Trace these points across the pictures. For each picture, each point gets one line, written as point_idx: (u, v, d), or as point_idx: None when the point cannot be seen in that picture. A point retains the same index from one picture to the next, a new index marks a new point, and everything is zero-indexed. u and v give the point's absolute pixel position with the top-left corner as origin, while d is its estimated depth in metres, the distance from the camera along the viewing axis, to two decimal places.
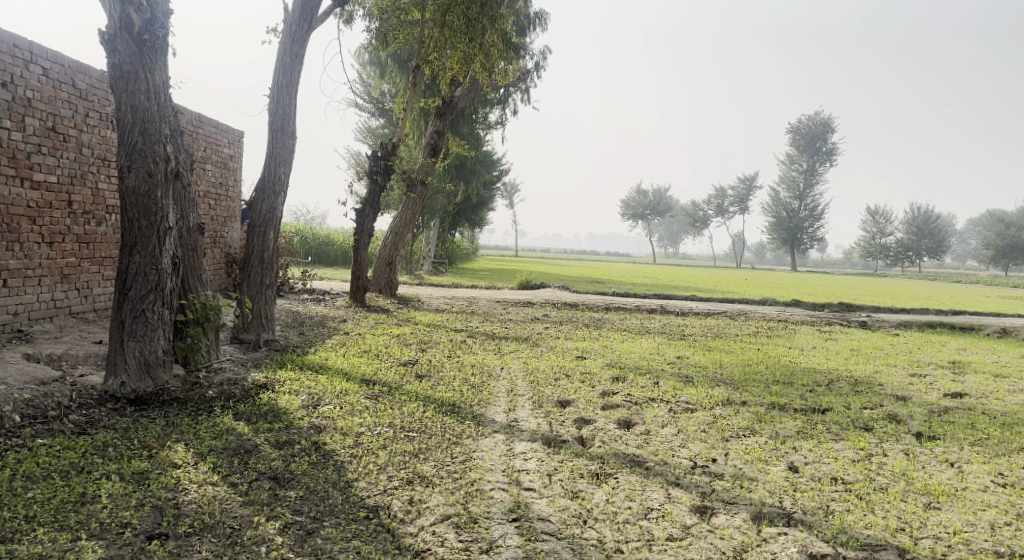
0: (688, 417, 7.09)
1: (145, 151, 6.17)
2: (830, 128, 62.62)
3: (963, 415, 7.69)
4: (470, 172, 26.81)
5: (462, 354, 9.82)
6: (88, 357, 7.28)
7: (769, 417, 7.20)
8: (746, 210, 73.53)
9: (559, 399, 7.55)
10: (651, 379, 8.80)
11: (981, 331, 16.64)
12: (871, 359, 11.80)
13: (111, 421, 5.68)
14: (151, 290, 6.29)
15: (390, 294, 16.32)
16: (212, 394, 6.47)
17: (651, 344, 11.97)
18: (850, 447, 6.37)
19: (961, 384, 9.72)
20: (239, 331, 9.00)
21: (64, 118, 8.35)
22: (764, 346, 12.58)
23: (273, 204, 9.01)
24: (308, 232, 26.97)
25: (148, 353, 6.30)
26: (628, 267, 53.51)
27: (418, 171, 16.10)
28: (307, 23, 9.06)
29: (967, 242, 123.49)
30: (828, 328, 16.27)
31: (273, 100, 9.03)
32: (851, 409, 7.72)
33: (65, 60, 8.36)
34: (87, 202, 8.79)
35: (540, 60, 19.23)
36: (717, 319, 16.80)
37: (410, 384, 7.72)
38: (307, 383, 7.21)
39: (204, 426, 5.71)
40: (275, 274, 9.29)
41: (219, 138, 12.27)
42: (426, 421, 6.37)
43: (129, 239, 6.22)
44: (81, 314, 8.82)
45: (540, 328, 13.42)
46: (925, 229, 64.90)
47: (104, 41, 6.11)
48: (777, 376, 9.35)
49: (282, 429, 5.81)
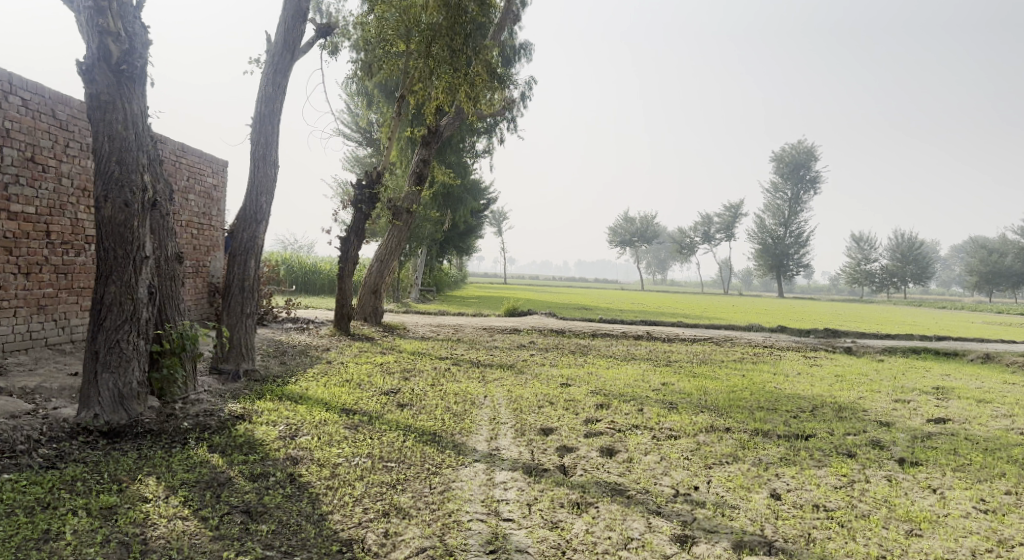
0: (672, 444, 7.06)
1: (122, 181, 6.15)
2: (814, 156, 63.65)
3: (946, 440, 7.70)
4: (456, 201, 26.93)
5: (446, 382, 9.72)
6: (62, 390, 7.14)
7: (753, 443, 7.17)
8: (732, 237, 74.14)
9: (541, 427, 7.49)
10: (635, 405, 8.75)
11: (965, 357, 16.73)
12: (856, 384, 11.81)
13: (81, 455, 5.56)
14: (127, 320, 6.22)
15: (375, 322, 16.23)
16: (187, 425, 6.36)
17: (636, 370, 11.94)
18: (832, 473, 6.34)
19: (944, 409, 9.74)
20: (218, 361, 8.87)
21: (43, 149, 8.32)
22: (750, 372, 12.58)
23: (254, 233, 8.97)
24: (294, 261, 26.89)
25: (122, 385, 6.20)
26: (613, 294, 53.77)
27: (404, 200, 16.13)
28: (289, 53, 9.14)
29: (950, 269, 124.92)
30: (813, 353, 16.33)
31: (255, 130, 9.03)
32: (834, 435, 7.71)
33: (45, 91, 8.35)
34: (65, 232, 8.72)
35: (524, 90, 19.58)
36: (703, 345, 16.79)
37: (391, 413, 7.61)
38: (286, 414, 7.10)
39: (177, 459, 5.60)
40: (255, 303, 9.22)
41: (202, 167, 12.28)
42: (406, 451, 6.27)
43: (104, 269, 6.16)
44: (58, 345, 8.68)
45: (526, 355, 13.36)
46: (909, 256, 65.70)
47: (82, 71, 6.12)
48: (761, 403, 9.33)
49: (257, 461, 5.70)
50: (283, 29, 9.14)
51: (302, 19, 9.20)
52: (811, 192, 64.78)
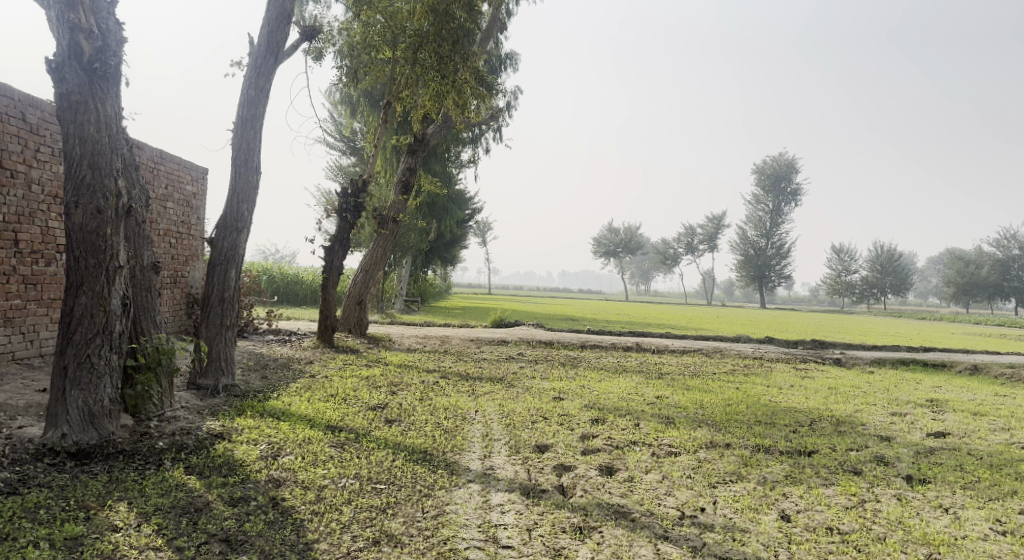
0: (673, 461, 6.79)
1: (94, 186, 5.78)
2: (795, 168, 64.32)
3: (950, 456, 7.52)
4: (442, 210, 26.67)
5: (434, 396, 9.36)
6: (29, 408, 6.69)
7: (756, 460, 6.92)
8: (715, 247, 74.43)
9: (536, 444, 7.18)
10: (631, 420, 8.47)
11: (953, 368, 16.69)
12: (850, 397, 11.63)
13: (46, 479, 5.15)
14: (98, 333, 5.83)
15: (360, 334, 15.83)
16: (162, 445, 5.96)
17: (629, 383, 11.65)
18: (841, 492, 6.10)
19: (943, 423, 9.56)
20: (197, 376, 8.47)
21: (11, 153, 7.92)
22: (743, 384, 12.36)
23: (236, 241, 8.62)
24: (275, 272, 26.43)
25: (92, 403, 5.79)
26: (596, 305, 53.63)
27: (390, 209, 15.79)
28: (273, 56, 8.83)
29: (928, 280, 126.66)
30: (803, 365, 16.21)
31: (237, 136, 8.68)
32: (837, 451, 7.48)
33: (13, 92, 7.95)
34: (35, 241, 8.29)
35: (511, 99, 19.38)
36: (693, 357, 16.58)
37: (379, 430, 7.27)
38: (267, 432, 6.73)
39: (151, 482, 5.22)
40: (236, 315, 8.87)
41: (181, 174, 11.88)
42: (395, 471, 5.93)
43: (74, 279, 5.77)
44: (26, 360, 8.22)
45: (515, 367, 13.06)
46: (888, 268, 66.36)
47: (51, 70, 5.77)
48: (758, 417, 9.10)
49: (237, 484, 5.35)
50: (267, 32, 8.84)
51: (287, 22, 8.92)
52: (792, 204, 65.30)
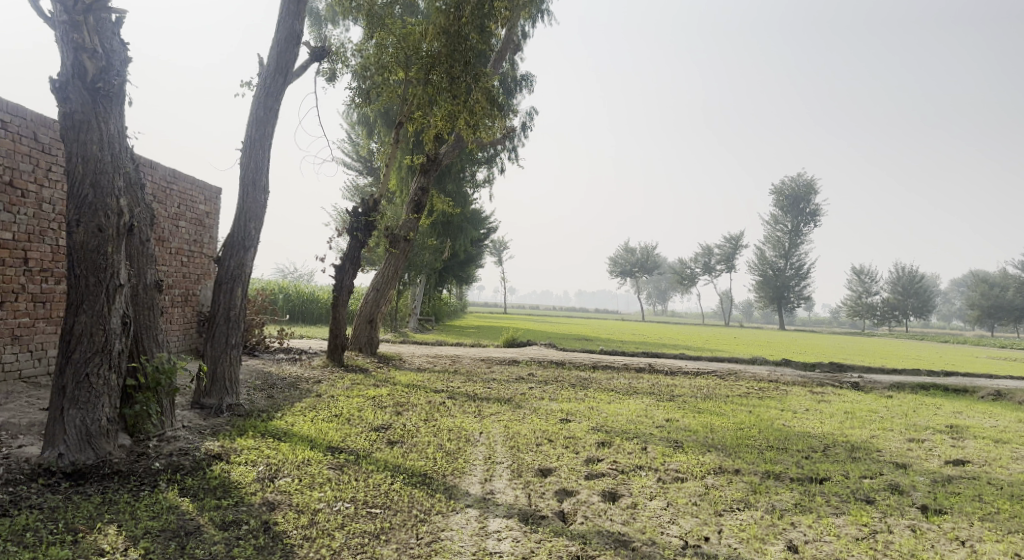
0: (679, 487, 6.61)
1: (95, 204, 5.80)
2: (814, 189, 63.78)
3: (969, 485, 7.26)
4: (456, 229, 26.72)
5: (439, 417, 9.25)
6: (31, 427, 6.68)
7: (765, 487, 6.72)
8: (732, 268, 73.79)
9: (539, 467, 7.04)
10: (639, 444, 8.30)
11: (976, 394, 16.25)
12: (867, 422, 11.32)
13: (39, 500, 5.11)
14: (98, 352, 5.82)
15: (370, 353, 15.80)
16: (158, 465, 5.92)
17: (639, 406, 11.45)
18: (852, 522, 5.89)
19: (962, 450, 9.26)
20: (201, 395, 8.45)
21: (23, 173, 8.01)
22: (757, 408, 12.08)
23: (242, 260, 8.64)
24: (291, 290, 26.55)
25: (90, 423, 5.76)
26: (611, 325, 53.27)
27: (402, 228, 15.80)
28: (282, 76, 8.89)
29: (951, 303, 124.48)
30: (820, 388, 15.87)
31: (246, 155, 8.73)
32: (849, 478, 7.26)
33: (26, 112, 8.07)
34: (44, 259, 8.36)
35: (525, 120, 19.44)
36: (707, 379, 16.29)
37: (380, 452, 7.17)
38: (267, 452, 6.66)
39: (143, 504, 5.16)
40: (241, 333, 8.86)
41: (194, 194, 12.00)
42: (392, 495, 5.83)
43: (75, 298, 5.78)
44: (32, 378, 8.24)
45: (524, 388, 12.90)
46: (910, 289, 65.33)
47: (55, 89, 5.84)
48: (771, 441, 8.88)
49: (230, 507, 5.27)
50: (276, 52, 8.93)
51: (295, 42, 8.99)
52: (811, 225, 64.66)
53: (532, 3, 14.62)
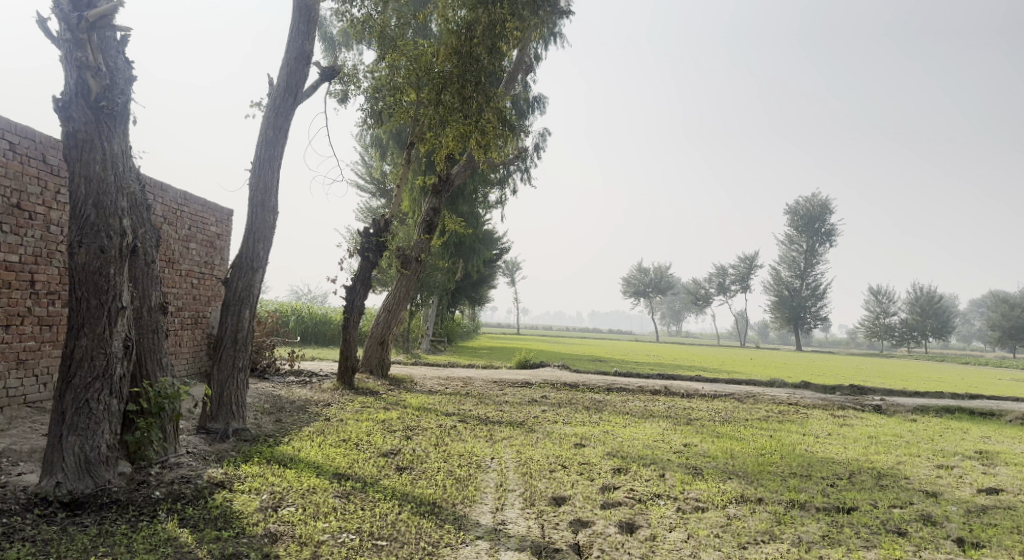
0: (700, 518, 6.30)
1: (98, 226, 5.68)
2: (829, 209, 63.21)
3: (1006, 516, 6.90)
4: (468, 251, 26.54)
5: (450, 442, 9.00)
6: (32, 453, 6.52)
7: (790, 518, 6.41)
8: (747, 288, 73.00)
9: (553, 496, 6.77)
10: (656, 470, 8.01)
11: (1003, 418, 15.72)
12: (893, 448, 10.91)
13: (33, 532, 4.92)
14: (98, 377, 5.67)
15: (381, 375, 15.60)
16: (158, 494, 5.73)
17: (655, 430, 11.11)
18: (884, 556, 5.58)
19: (995, 478, 8.87)
20: (207, 419, 8.28)
21: (31, 195, 7.95)
22: (777, 432, 11.70)
23: (250, 282, 8.50)
24: (303, 312, 26.43)
25: (89, 449, 5.59)
26: (626, 346, 52.67)
27: (413, 249, 15.66)
28: (291, 96, 8.83)
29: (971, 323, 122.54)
30: (842, 412, 15.41)
31: (255, 176, 8.62)
32: (879, 508, 6.92)
33: (33, 133, 8.03)
34: (51, 282, 8.27)
35: (538, 140, 19.36)
36: (725, 402, 15.89)
37: (388, 479, 6.94)
38: (271, 480, 6.46)
39: (141, 536, 4.96)
40: (249, 356, 8.71)
41: (206, 216, 11.94)
42: (399, 526, 5.58)
43: (76, 321, 5.65)
44: (37, 403, 8.11)
45: (537, 411, 12.60)
46: (929, 310, 64.26)
47: (58, 108, 5.75)
48: (794, 468, 8.54)
49: (230, 539, 5.06)
50: (286, 72, 8.87)
51: (305, 62, 8.94)
52: (827, 244, 63.96)
53: (544, 24, 14.60)
